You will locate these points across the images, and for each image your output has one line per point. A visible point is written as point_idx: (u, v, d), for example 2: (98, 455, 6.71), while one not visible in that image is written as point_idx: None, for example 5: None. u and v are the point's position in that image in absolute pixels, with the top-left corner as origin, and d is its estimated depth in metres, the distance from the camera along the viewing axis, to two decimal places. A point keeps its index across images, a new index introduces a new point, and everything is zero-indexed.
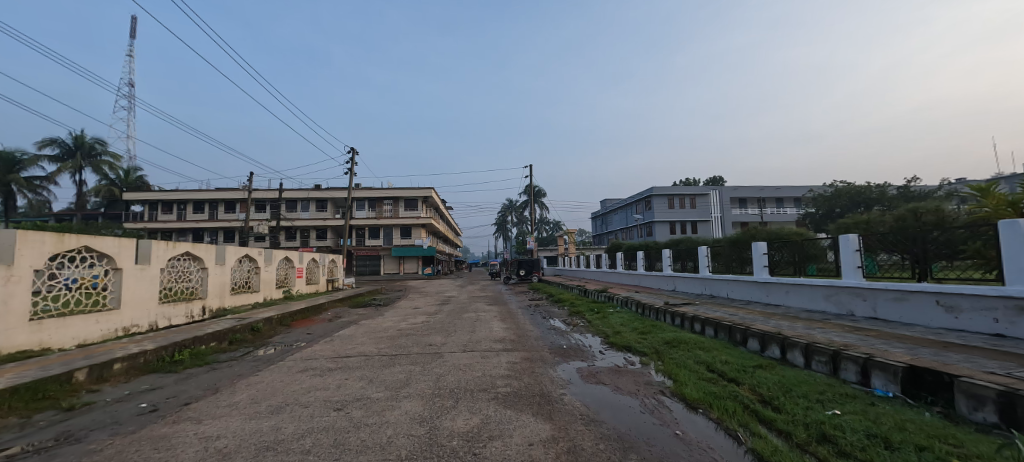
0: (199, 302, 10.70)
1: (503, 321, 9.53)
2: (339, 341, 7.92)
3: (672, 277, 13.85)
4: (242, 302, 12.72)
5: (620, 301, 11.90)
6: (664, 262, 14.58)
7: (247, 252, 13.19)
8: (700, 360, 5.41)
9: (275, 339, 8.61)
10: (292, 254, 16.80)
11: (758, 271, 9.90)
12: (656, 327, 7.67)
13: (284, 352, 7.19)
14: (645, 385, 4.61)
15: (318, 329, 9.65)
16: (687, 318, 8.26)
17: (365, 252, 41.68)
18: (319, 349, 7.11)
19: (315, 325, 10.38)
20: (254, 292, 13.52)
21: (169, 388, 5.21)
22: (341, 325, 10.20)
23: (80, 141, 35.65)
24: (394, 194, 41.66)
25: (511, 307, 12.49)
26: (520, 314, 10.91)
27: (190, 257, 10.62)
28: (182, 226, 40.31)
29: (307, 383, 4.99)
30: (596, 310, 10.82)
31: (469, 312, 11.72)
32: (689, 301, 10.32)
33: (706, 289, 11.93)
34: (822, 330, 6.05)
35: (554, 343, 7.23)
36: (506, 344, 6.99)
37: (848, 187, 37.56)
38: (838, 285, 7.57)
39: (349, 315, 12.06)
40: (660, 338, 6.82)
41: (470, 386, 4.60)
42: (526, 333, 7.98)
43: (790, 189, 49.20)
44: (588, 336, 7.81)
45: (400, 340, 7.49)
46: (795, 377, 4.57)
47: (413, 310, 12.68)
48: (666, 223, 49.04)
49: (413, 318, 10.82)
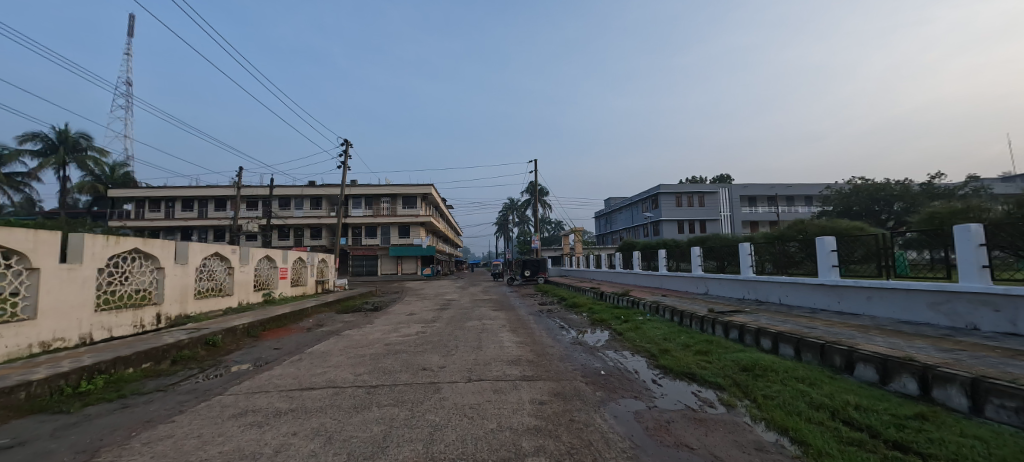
0: (153, 309, 9.00)
1: (515, 334, 7.77)
2: (310, 360, 6.23)
3: (705, 278, 12.14)
4: (211, 308, 11.04)
5: (648, 307, 10.19)
6: (693, 262, 12.90)
7: (218, 250, 11.50)
8: (817, 405, 3.64)
9: (232, 357, 6.88)
10: (274, 252, 15.06)
11: (824, 272, 8.10)
12: (714, 345, 5.97)
13: (233, 378, 5.47)
14: (763, 457, 2.83)
15: (289, 343, 7.91)
16: (748, 331, 6.57)
17: (361, 251, 39.94)
18: (278, 375, 5.39)
19: (289, 337, 8.63)
20: (227, 296, 11.86)
21: (33, 446, 3.48)
22: (320, 337, 8.50)
23: (64, 135, 34.19)
24: (392, 191, 39.97)
25: (522, 315, 10.75)
26: (534, 323, 9.15)
27: (141, 255, 8.89)
28: (170, 225, 38.66)
29: (232, 443, 3.24)
30: (623, 318, 9.12)
31: (473, 319, 10.03)
32: (737, 308, 8.58)
33: (749, 291, 10.23)
34: (974, 356, 4.30)
35: (587, 366, 5.49)
36: (525, 368, 5.27)
37: (866, 184, 35.80)
38: (949, 290, 5.77)
39: (332, 324, 10.31)
40: (731, 362, 5.10)
41: (480, 457, 2.85)
42: (546, 351, 6.27)
43: (802, 186, 47.53)
44: (630, 354, 6.08)
45: (386, 362, 5.74)
46: (1004, 444, 2.78)
47: (408, 317, 10.91)
48: (673, 222, 47.29)
49: (406, 327, 9.08)
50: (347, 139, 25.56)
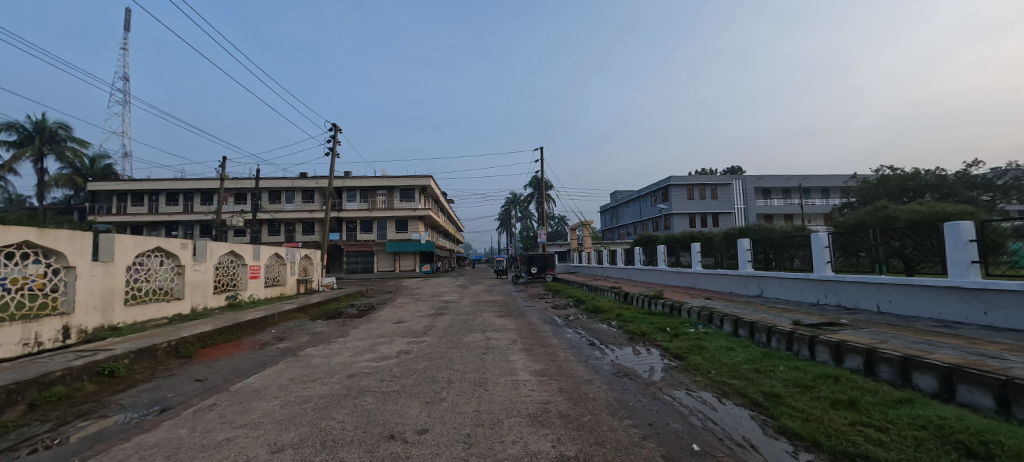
0: (58, 320, 6.84)
1: (532, 358, 5.59)
2: (226, 410, 4.04)
3: (757, 277, 9.99)
4: (148, 316, 8.90)
5: (696, 314, 8.03)
6: (740, 257, 10.79)
7: (160, 244, 9.35)
8: None
9: (124, 397, 4.73)
10: (243, 248, 12.88)
11: (956, 270, 5.81)
12: (855, 392, 3.74)
13: (81, 452, 3.29)
14: None
15: (221, 371, 5.72)
16: (889, 361, 4.32)
17: (357, 247, 37.86)
18: (149, 448, 3.22)
19: (229, 359, 6.46)
20: (174, 300, 9.77)
21: None
22: (269, 360, 6.32)
23: (41, 125, 32.19)
24: (388, 183, 37.82)
25: (536, 324, 8.61)
26: (554, 338, 7.01)
27: (37, 251, 6.69)
28: (153, 220, 36.61)
29: None
30: (671, 331, 6.99)
31: (476, 331, 7.85)
32: (827, 319, 6.37)
33: (824, 295, 8.01)
34: None
35: (664, 428, 3.31)
36: (559, 438, 3.08)
37: (894, 174, 33.21)
38: None
39: (295, 336, 8.16)
40: (923, 432, 2.89)
41: None
42: (585, 394, 4.11)
43: (821, 178, 45.04)
44: (720, 403, 3.88)
45: (334, 419, 3.56)
46: None
47: (393, 327, 8.76)
48: (684, 215, 44.99)
49: (386, 343, 6.91)
50: (335, 124, 23.41)
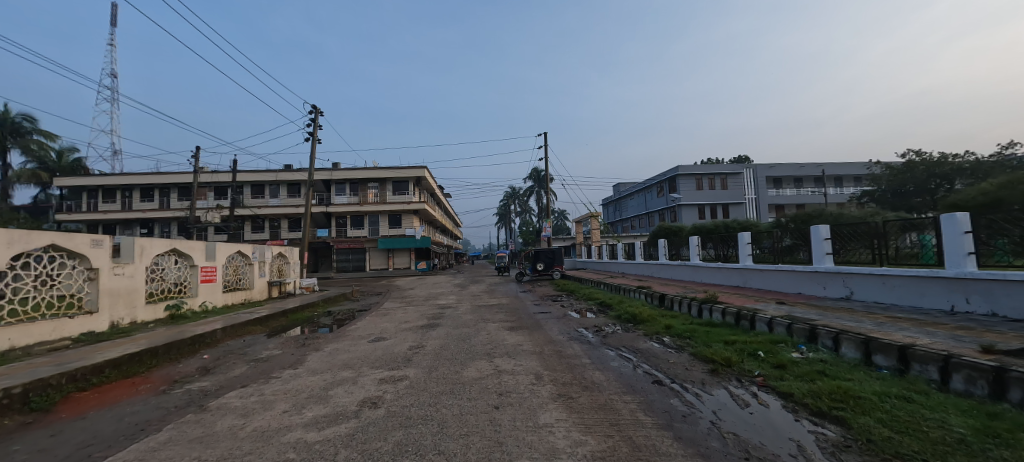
0: None
1: (579, 421, 3.30)
2: None
3: (843, 273, 7.82)
4: (34, 338, 6.55)
5: (785, 328, 5.86)
6: (815, 250, 8.57)
7: (55, 241, 6.98)
8: None
9: None
10: (192, 245, 10.54)
11: None
12: None
13: None
14: None
15: (59, 447, 3.42)
16: None
17: (347, 244, 35.62)
18: None
19: (103, 414, 4.20)
20: (82, 315, 7.45)
21: None
22: (159, 417, 4.02)
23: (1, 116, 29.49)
24: (380, 175, 35.46)
25: (560, 342, 6.39)
26: (594, 369, 4.81)
27: None
28: (126, 218, 34.10)
29: None
30: (769, 355, 4.81)
31: (480, 356, 5.59)
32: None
33: (962, 300, 5.78)
34: None
35: None
36: None
37: (922, 158, 30.86)
38: None
39: (231, 364, 5.91)
40: None
41: None
42: None
43: (836, 165, 42.78)
44: None
45: None
46: None
47: (370, 349, 6.51)
48: (693, 206, 42.80)
49: (349, 383, 4.65)
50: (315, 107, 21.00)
